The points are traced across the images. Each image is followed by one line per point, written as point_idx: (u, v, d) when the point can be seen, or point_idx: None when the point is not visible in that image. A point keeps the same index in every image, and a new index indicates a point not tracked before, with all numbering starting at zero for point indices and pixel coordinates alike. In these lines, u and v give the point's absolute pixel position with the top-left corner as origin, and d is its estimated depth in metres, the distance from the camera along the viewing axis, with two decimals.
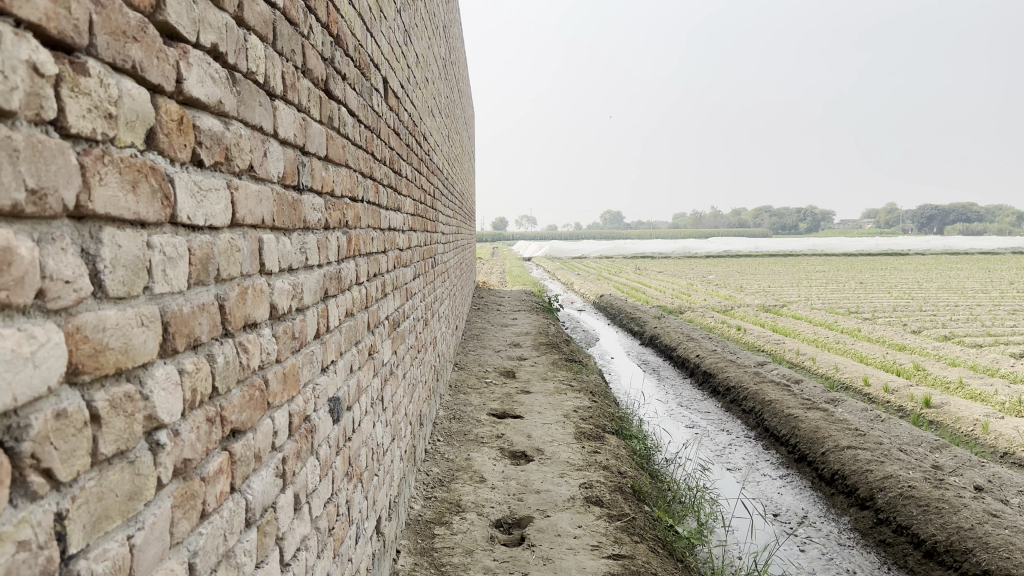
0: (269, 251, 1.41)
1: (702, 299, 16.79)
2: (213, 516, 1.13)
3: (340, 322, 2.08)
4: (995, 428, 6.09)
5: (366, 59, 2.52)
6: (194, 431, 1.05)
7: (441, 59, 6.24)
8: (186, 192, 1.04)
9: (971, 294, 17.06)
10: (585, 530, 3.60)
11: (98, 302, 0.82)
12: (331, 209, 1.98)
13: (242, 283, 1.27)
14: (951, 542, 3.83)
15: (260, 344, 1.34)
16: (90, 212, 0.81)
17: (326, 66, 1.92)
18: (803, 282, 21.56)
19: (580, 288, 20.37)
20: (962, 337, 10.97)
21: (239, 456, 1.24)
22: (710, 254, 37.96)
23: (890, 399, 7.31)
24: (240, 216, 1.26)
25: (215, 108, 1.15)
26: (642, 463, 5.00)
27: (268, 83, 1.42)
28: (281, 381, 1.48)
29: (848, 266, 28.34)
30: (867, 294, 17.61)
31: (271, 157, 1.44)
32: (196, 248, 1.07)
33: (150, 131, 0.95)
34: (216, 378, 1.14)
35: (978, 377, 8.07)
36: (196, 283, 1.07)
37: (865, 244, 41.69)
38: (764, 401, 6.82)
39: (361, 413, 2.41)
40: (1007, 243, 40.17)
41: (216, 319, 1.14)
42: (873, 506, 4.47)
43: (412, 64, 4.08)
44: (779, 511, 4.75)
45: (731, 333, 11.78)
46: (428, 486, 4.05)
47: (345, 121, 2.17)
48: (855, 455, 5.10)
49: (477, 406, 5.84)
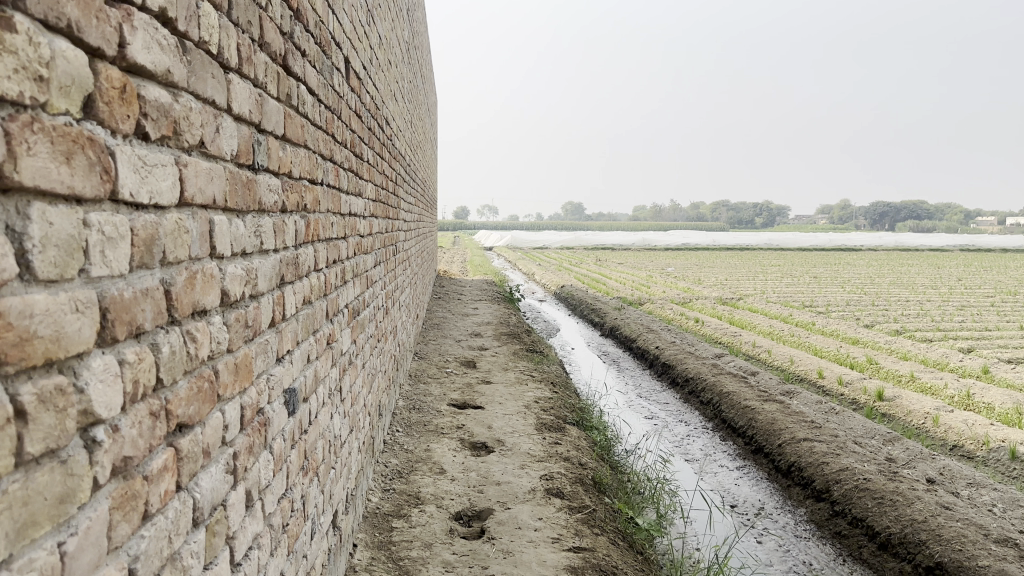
0: (220, 233, 1.32)
1: (661, 291, 16.92)
2: (157, 517, 1.05)
3: (297, 310, 1.99)
4: (944, 421, 6.22)
5: (326, 36, 2.42)
6: (136, 427, 0.98)
7: (405, 44, 6.14)
8: (128, 166, 0.95)
9: (920, 290, 17.48)
10: (545, 523, 3.56)
11: (25, 285, 0.74)
12: (288, 191, 1.89)
13: (190, 266, 1.19)
14: (905, 534, 3.89)
15: (209, 333, 1.26)
16: (16, 184, 0.72)
17: (284, 40, 1.83)
18: (759, 275, 21.86)
19: (542, 278, 20.34)
20: (914, 331, 11.24)
21: (186, 453, 1.16)
22: (668, 247, 38.37)
23: (845, 392, 7.43)
24: (189, 195, 1.17)
25: (163, 78, 1.07)
26: (603, 455, 4.99)
27: (222, 54, 1.33)
28: (232, 372, 1.40)
29: (802, 261, 28.83)
30: (822, 288, 17.92)
31: (223, 134, 1.35)
32: (139, 228, 0.98)
33: (88, 98, 0.86)
34: (161, 368, 1.06)
35: (929, 371, 8.25)
36: (139, 266, 0.99)
37: (821, 239, 42.45)
38: (722, 393, 6.88)
39: (318, 404, 2.33)
40: (952, 240, 41.34)
41: (161, 306, 1.06)
42: (829, 498, 4.53)
43: (375, 45, 3.97)
44: (736, 502, 4.77)
45: (689, 325, 11.87)
46: (387, 478, 3.98)
47: (304, 100, 2.08)
48: (811, 447, 5.16)
49: (437, 397, 5.76)
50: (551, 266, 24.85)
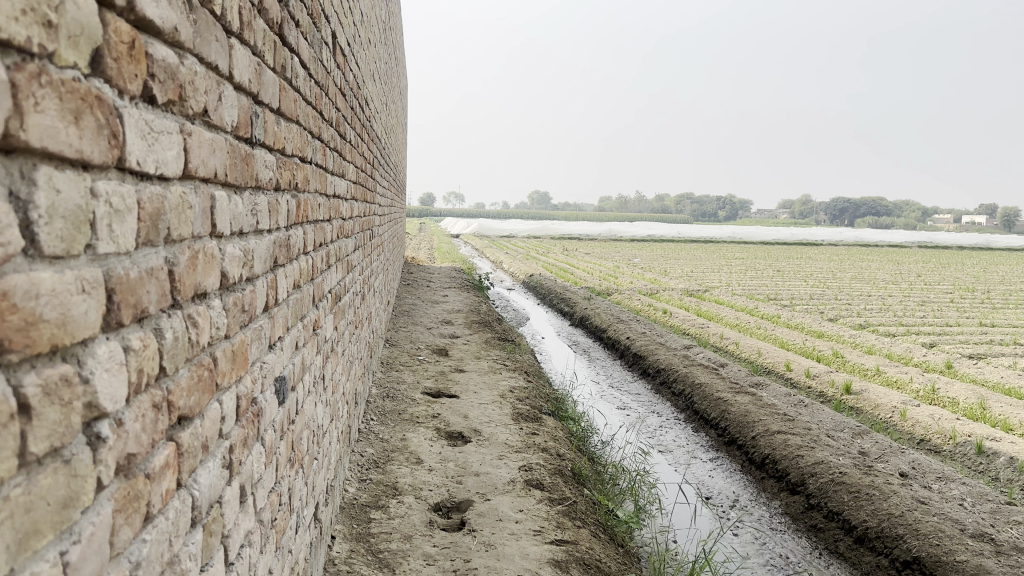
0: (220, 211, 1.22)
1: (629, 281, 16.97)
2: (158, 518, 0.96)
3: (288, 295, 1.89)
4: (912, 415, 6.31)
5: (316, 7, 2.31)
6: (139, 420, 0.88)
7: (382, 23, 5.99)
8: (135, 132, 0.86)
9: (881, 284, 17.79)
10: (526, 515, 3.51)
11: (29, 261, 0.64)
12: (282, 168, 1.79)
13: (193, 245, 1.09)
14: (882, 528, 3.92)
15: (209, 318, 1.17)
16: (22, 145, 0.63)
17: (281, 9, 1.73)
18: (725, 267, 22.06)
19: (509, 267, 20.28)
20: (877, 325, 11.43)
21: (186, 447, 1.07)
22: (634, 237, 38.55)
23: (812, 385, 7.51)
24: (193, 166, 1.08)
25: (170, 36, 0.97)
26: (580, 446, 4.96)
27: (225, 17, 1.23)
28: (230, 360, 1.30)
29: (766, 254, 29.18)
30: (785, 282, 18.13)
31: (225, 103, 1.26)
32: (145, 200, 0.89)
33: (96, 51, 0.77)
34: (164, 355, 0.96)
35: (893, 365, 8.37)
36: (144, 243, 0.89)
37: (784, 233, 43.02)
38: (694, 384, 6.90)
39: (303, 393, 2.23)
40: (910, 237, 42.23)
41: (165, 287, 0.97)
42: (804, 491, 4.55)
43: (357, 23, 3.86)
44: (712, 494, 4.78)
45: (658, 316, 11.90)
46: (363, 467, 3.89)
47: (297, 73, 1.98)
48: (785, 439, 5.19)
49: (410, 385, 5.67)
50: (519, 255, 24.79)
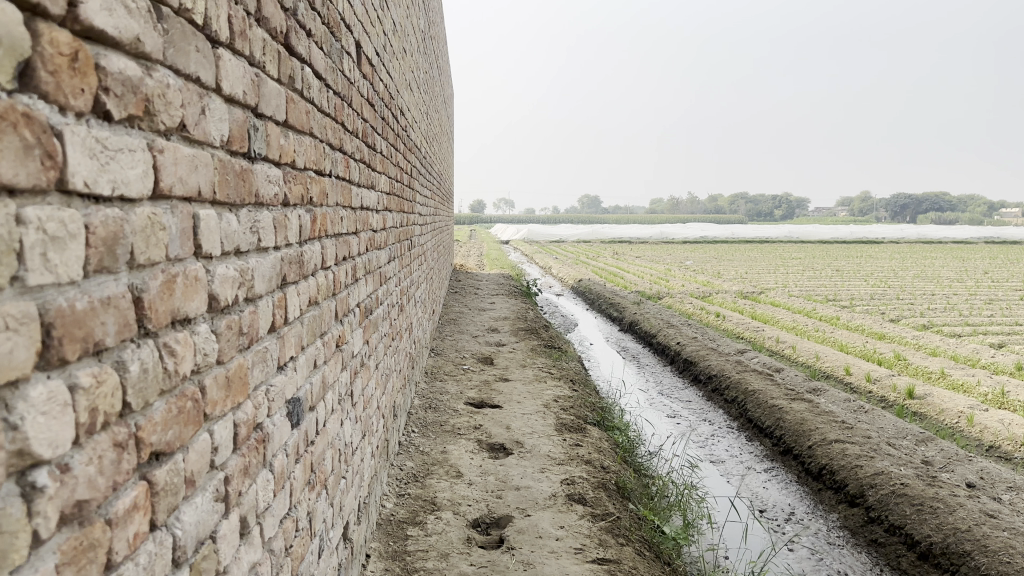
0: (207, 230, 1.16)
1: (681, 285, 16.68)
2: (123, 566, 0.89)
3: (302, 313, 1.83)
4: (980, 420, 5.98)
5: (334, 16, 2.25)
6: (93, 463, 0.82)
7: (421, 32, 5.95)
8: (81, 150, 0.79)
9: (946, 283, 17.03)
10: (567, 532, 3.40)
11: None
12: (292, 182, 1.73)
13: (169, 269, 1.02)
14: (947, 544, 3.69)
15: (193, 344, 1.10)
16: None
17: (286, 17, 1.66)
18: (781, 268, 21.46)
19: (559, 272, 20.07)
20: (942, 326, 10.93)
21: (163, 485, 1.00)
22: (686, 239, 37.91)
23: (873, 389, 7.19)
24: (166, 186, 1.01)
25: (132, 48, 0.90)
26: (626, 457, 4.82)
27: (210, 26, 1.17)
28: (223, 388, 1.23)
29: (823, 254, 28.28)
30: (844, 282, 17.53)
31: (211, 116, 1.19)
32: (96, 223, 0.82)
33: (24, 65, 0.70)
34: (129, 390, 0.90)
35: (960, 368, 7.97)
36: (97, 270, 0.83)
37: (842, 231, 41.84)
38: (747, 391, 6.67)
39: (327, 413, 2.16)
40: (977, 233, 40.53)
41: (128, 317, 0.90)
42: (864, 504, 4.33)
43: (389, 32, 3.81)
44: (766, 507, 4.59)
45: (710, 320, 11.63)
46: (401, 482, 3.83)
47: (310, 84, 1.92)
48: (843, 449, 4.96)
49: (454, 395, 5.60)
50: (569, 259, 24.66)
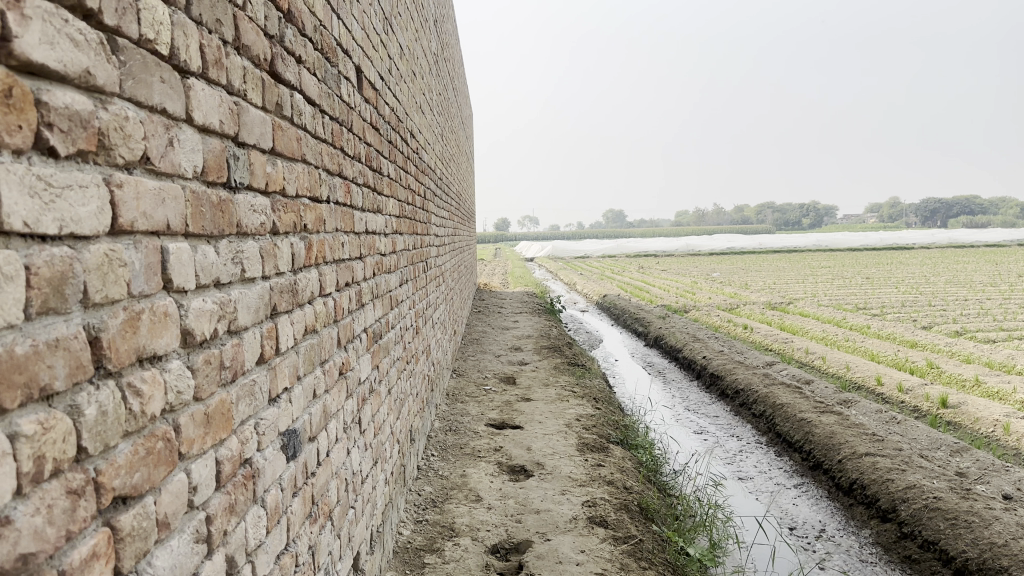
0: (178, 263, 1.13)
1: (708, 297, 16.49)
2: None
3: (297, 342, 1.79)
4: (1016, 429, 5.78)
5: (329, 42, 2.23)
6: (43, 511, 0.79)
7: (433, 54, 5.94)
8: (19, 189, 0.76)
9: (980, 288, 16.60)
10: (588, 556, 3.32)
11: None
12: (282, 210, 1.70)
13: (132, 307, 0.99)
14: (983, 560, 3.54)
15: (164, 383, 1.07)
16: None
17: (271, 44, 1.65)
18: (809, 277, 21.12)
19: (584, 288, 19.92)
20: (975, 332, 10.66)
21: (129, 530, 0.96)
22: (712, 251, 37.56)
23: (905, 399, 7.00)
24: (128, 220, 0.98)
25: (81, 81, 0.88)
26: (650, 477, 4.72)
27: (178, 55, 1.14)
28: (201, 425, 1.20)
29: (852, 262, 27.85)
30: (875, 290, 17.19)
31: (181, 147, 1.16)
32: (39, 264, 0.79)
33: None
34: (85, 434, 0.87)
35: (994, 375, 7.75)
36: (42, 312, 0.80)
37: (872, 238, 41.17)
38: (775, 405, 6.53)
39: (330, 442, 2.12)
40: (1012, 236, 39.64)
41: (80, 361, 0.87)
42: (896, 519, 4.19)
43: (395, 55, 3.80)
44: (795, 524, 4.46)
45: (737, 332, 11.46)
46: (419, 508, 3.78)
47: (301, 111, 1.90)
48: (874, 462, 4.81)
49: (475, 417, 5.55)
50: (593, 275, 24.52)
